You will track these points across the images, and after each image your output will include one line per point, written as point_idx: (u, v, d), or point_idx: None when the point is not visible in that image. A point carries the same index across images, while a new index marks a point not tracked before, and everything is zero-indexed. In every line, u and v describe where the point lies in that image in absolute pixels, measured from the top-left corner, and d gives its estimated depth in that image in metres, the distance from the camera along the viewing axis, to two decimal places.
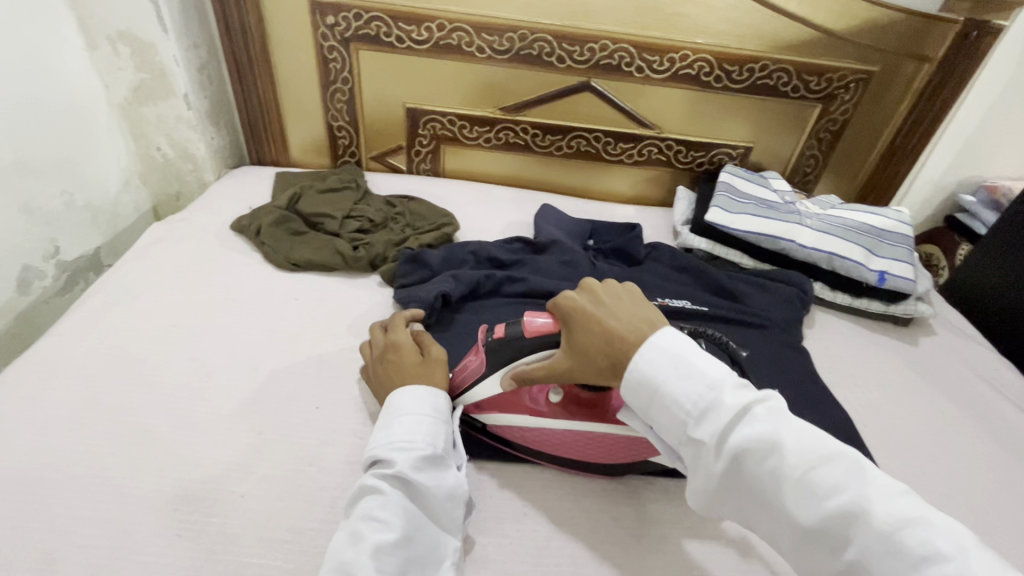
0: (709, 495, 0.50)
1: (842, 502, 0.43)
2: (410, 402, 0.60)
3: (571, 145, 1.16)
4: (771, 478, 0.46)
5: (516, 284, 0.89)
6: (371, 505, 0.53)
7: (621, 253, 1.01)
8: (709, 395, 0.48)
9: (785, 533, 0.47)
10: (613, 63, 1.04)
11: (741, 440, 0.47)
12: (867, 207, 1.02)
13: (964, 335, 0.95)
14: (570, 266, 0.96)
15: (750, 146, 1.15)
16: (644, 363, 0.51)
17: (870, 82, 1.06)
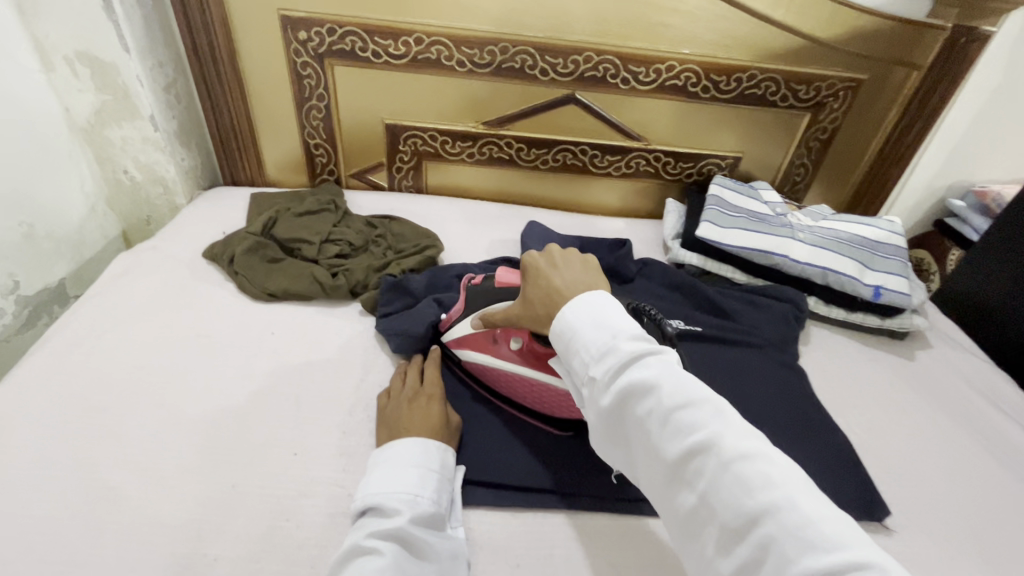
0: (601, 434, 0.51)
1: (703, 437, 0.43)
2: (409, 460, 0.60)
3: (556, 159, 1.13)
4: (645, 415, 0.46)
5: None
6: (369, 565, 0.50)
7: (611, 271, 0.98)
8: (610, 340, 0.50)
9: (655, 474, 0.46)
10: (598, 75, 1.01)
11: (626, 378, 0.47)
12: (859, 218, 1.00)
13: (960, 348, 0.93)
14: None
15: (739, 156, 1.13)
16: (568, 315, 0.54)
17: (859, 90, 1.04)
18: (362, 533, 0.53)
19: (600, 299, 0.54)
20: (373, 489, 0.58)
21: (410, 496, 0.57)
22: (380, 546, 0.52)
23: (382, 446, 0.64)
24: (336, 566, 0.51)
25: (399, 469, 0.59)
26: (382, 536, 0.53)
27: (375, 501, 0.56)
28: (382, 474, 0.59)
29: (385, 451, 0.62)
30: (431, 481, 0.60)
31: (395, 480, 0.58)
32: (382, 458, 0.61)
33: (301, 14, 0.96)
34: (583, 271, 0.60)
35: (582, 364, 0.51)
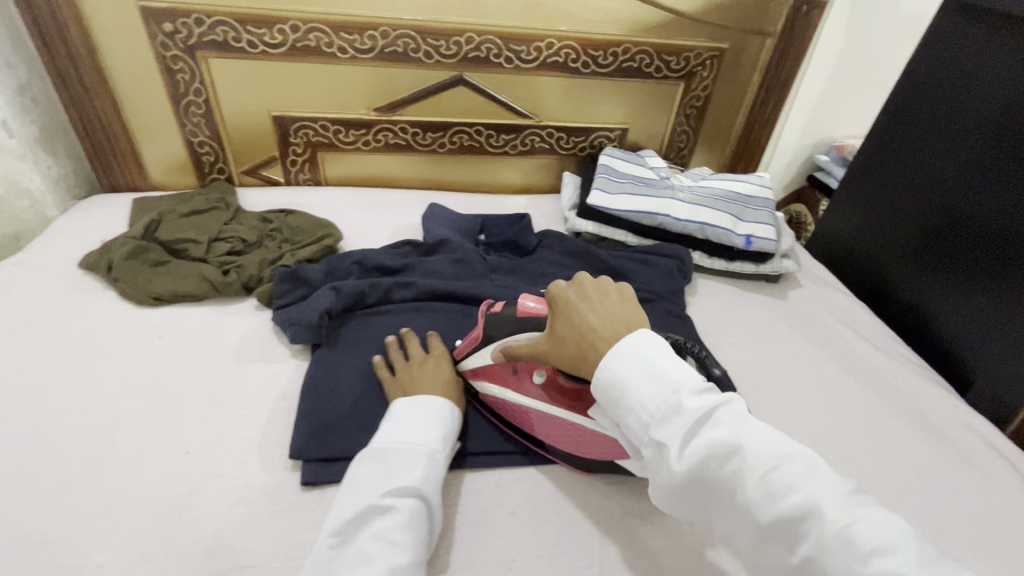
0: (671, 495, 0.50)
1: (799, 500, 0.44)
2: (420, 422, 0.62)
3: (453, 141, 1.15)
4: (734, 480, 0.46)
5: (406, 289, 0.87)
6: (384, 524, 0.53)
7: (512, 244, 1.01)
8: (673, 399, 0.49)
9: (746, 533, 0.47)
10: (481, 56, 1.04)
11: (703, 439, 0.47)
12: (732, 176, 1.09)
13: (825, 284, 1.04)
14: (461, 264, 0.95)
15: (626, 127, 1.19)
16: (618, 364, 0.53)
17: (723, 59, 1.13)
18: (375, 492, 0.56)
19: (651, 340, 0.55)
20: (385, 449, 0.59)
21: (421, 457, 0.59)
22: (395, 505, 0.54)
23: (394, 406, 0.66)
24: (348, 523, 0.54)
25: (410, 430, 0.61)
26: (397, 496, 0.55)
27: (389, 463, 0.58)
28: (394, 434, 0.61)
29: (398, 412, 0.64)
30: (441, 444, 0.62)
31: (408, 441, 0.60)
32: (394, 419, 0.63)
33: (163, 5, 0.92)
34: (621, 303, 0.60)
35: (643, 424, 0.51)
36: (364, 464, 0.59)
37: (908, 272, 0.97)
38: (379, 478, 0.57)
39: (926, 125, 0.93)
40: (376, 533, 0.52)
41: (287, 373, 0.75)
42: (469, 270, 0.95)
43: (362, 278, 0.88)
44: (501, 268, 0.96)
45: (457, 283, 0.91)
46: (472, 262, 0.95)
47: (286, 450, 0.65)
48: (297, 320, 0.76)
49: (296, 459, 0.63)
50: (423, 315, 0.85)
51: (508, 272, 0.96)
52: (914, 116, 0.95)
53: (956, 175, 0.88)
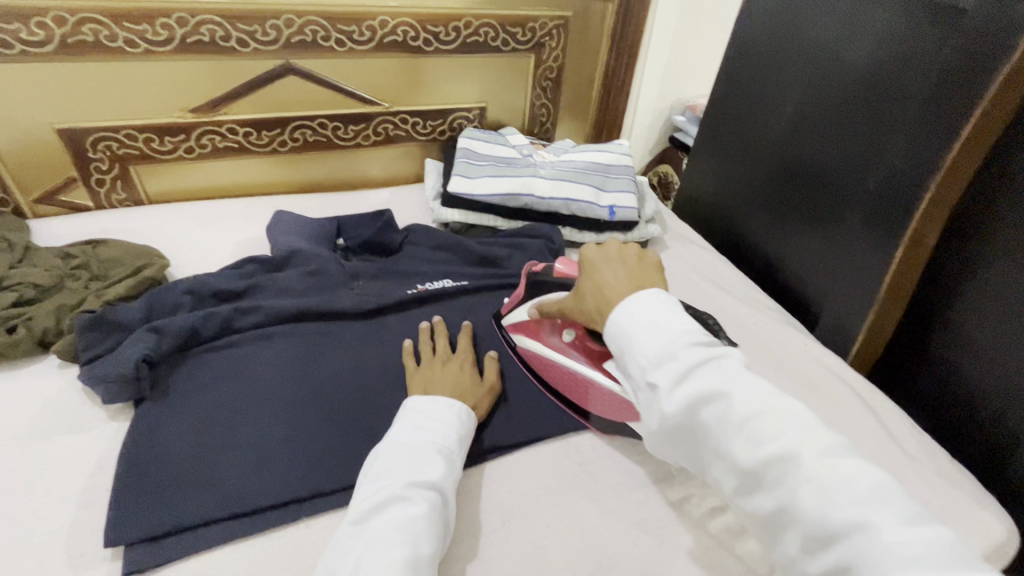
0: (659, 437, 0.49)
1: (783, 448, 0.41)
2: (439, 421, 0.61)
3: (295, 137, 1.03)
4: (718, 425, 0.44)
5: (250, 314, 0.77)
6: (404, 513, 0.51)
7: (374, 245, 0.93)
8: (668, 344, 0.48)
9: (727, 479, 0.45)
10: (307, 40, 0.93)
11: (692, 381, 0.46)
12: (594, 146, 1.08)
13: (690, 243, 1.08)
14: (316, 276, 0.86)
15: (484, 106, 1.14)
16: (621, 314, 0.52)
17: (569, 27, 1.10)
18: (395, 483, 0.54)
19: (660, 293, 0.52)
20: (403, 443, 0.58)
21: (438, 453, 0.58)
22: (415, 496, 0.53)
23: (410, 400, 0.64)
24: (365, 511, 0.52)
25: (425, 429, 0.60)
26: (417, 488, 0.54)
27: (406, 457, 0.56)
28: (412, 428, 0.60)
29: (414, 407, 0.63)
30: (457, 446, 0.61)
31: (428, 437, 0.59)
32: (410, 413, 0.62)
33: None
34: (638, 269, 0.57)
35: (638, 369, 0.49)
36: (384, 456, 0.57)
37: (758, 219, 1.01)
38: (399, 469, 0.55)
39: (763, 74, 0.96)
40: (395, 521, 0.50)
41: (104, 441, 0.63)
42: (326, 281, 0.85)
43: (194, 310, 0.76)
44: (364, 274, 0.88)
45: (312, 298, 0.82)
46: (329, 272, 0.86)
47: (101, 536, 0.55)
48: (108, 376, 0.64)
49: (114, 546, 0.53)
50: (272, 341, 0.75)
51: (372, 277, 0.88)
52: (753, 68, 0.98)
53: (789, 123, 0.92)
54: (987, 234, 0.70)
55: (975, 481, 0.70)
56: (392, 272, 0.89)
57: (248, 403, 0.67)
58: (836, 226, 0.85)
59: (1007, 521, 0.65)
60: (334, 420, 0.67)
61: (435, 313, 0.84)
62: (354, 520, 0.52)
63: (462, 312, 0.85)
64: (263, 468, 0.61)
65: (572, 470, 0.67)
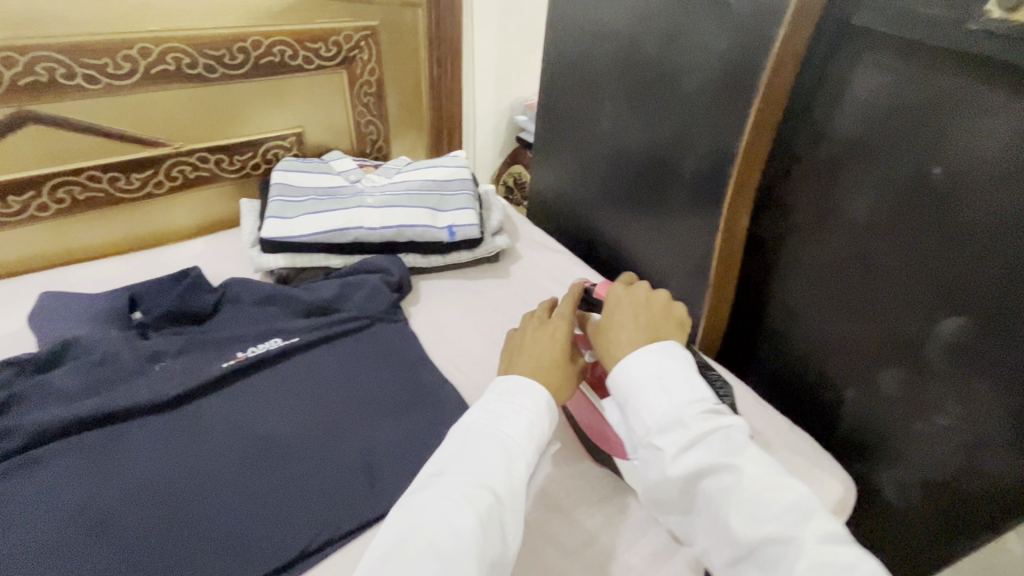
0: (655, 496, 0.51)
1: (780, 529, 0.44)
2: (519, 407, 0.54)
3: (59, 198, 0.84)
4: (722, 498, 0.46)
5: (6, 440, 0.62)
6: (451, 519, 0.45)
7: (180, 313, 0.80)
8: (678, 407, 0.50)
9: (721, 550, 0.47)
10: (43, 80, 0.76)
11: (700, 451, 0.48)
12: (426, 163, 1.02)
13: (542, 248, 1.06)
14: (102, 367, 0.71)
15: (300, 132, 1.02)
16: (635, 367, 0.54)
17: (379, 38, 1.02)
18: (458, 480, 0.47)
19: (675, 350, 0.54)
20: (477, 431, 0.52)
21: (507, 446, 0.51)
22: (471, 498, 0.46)
23: (498, 380, 0.58)
24: (410, 509, 0.47)
25: (505, 414, 0.53)
26: (476, 489, 0.47)
27: (472, 451, 0.50)
28: (487, 415, 0.53)
29: (497, 387, 0.57)
30: (535, 440, 0.53)
31: (499, 425, 0.52)
32: (492, 396, 0.56)
33: None
34: (657, 318, 0.60)
35: (644, 427, 0.51)
36: (454, 442, 0.52)
37: (604, 214, 1.01)
38: (464, 462, 0.49)
39: (578, 70, 0.95)
40: (437, 529, 0.44)
41: None
42: (116, 372, 0.70)
43: None
44: (166, 352, 0.74)
45: (92, 398, 0.67)
46: (120, 359, 0.72)
47: None
48: None
49: None
50: (40, 467, 0.60)
51: (176, 354, 0.74)
52: (569, 64, 0.97)
53: (607, 117, 0.92)
54: (785, 206, 0.74)
55: (812, 442, 0.74)
56: (204, 343, 0.76)
57: (5, 558, 0.53)
58: (667, 215, 0.86)
59: (842, 477, 0.70)
60: (127, 553, 0.55)
61: (260, 383, 0.72)
62: (394, 513, 0.47)
63: (294, 374, 0.74)
64: None
65: None
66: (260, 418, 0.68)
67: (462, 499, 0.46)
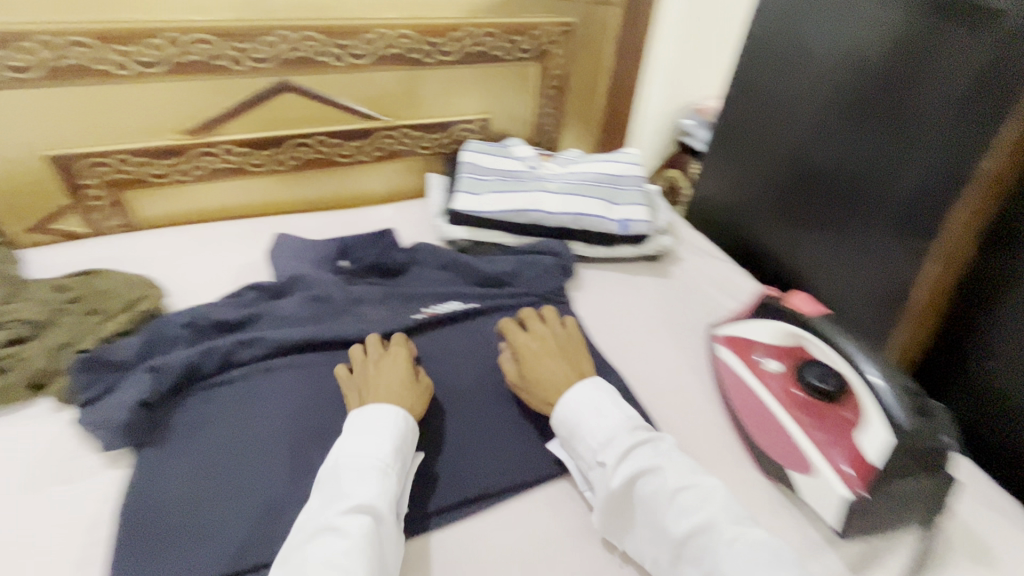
0: (603, 514, 0.59)
1: (704, 520, 0.54)
2: (374, 437, 0.58)
3: (294, 156, 0.99)
4: (654, 497, 0.56)
5: (251, 347, 0.73)
6: (336, 547, 0.50)
7: (379, 267, 0.90)
8: (613, 428, 0.61)
9: (659, 551, 0.55)
10: (304, 56, 0.90)
11: (634, 461, 0.58)
12: (602, 157, 1.05)
13: (704, 254, 1.04)
14: (320, 302, 0.82)
15: (488, 117, 1.10)
16: (573, 401, 0.64)
17: (573, 34, 1.07)
18: (332, 511, 0.52)
19: (596, 386, 0.66)
20: (342, 467, 0.56)
21: (374, 472, 0.55)
22: (352, 521, 0.51)
23: (355, 414, 0.62)
24: (294, 546, 0.51)
25: (362, 444, 0.58)
26: (352, 515, 0.52)
27: (336, 487, 0.54)
28: (338, 458, 0.57)
29: (350, 424, 0.61)
30: (401, 454, 0.59)
31: (360, 458, 0.56)
32: (349, 434, 0.59)
33: None
34: (569, 354, 0.72)
35: (588, 450, 0.61)
36: (318, 486, 0.56)
37: (775, 230, 0.97)
38: (335, 497, 0.54)
39: (779, 78, 0.92)
40: (320, 558, 0.49)
41: (104, 490, 0.61)
42: (330, 308, 0.82)
43: (194, 344, 0.73)
44: (368, 297, 0.84)
45: (312, 327, 0.79)
46: (333, 298, 0.83)
47: None
48: (105, 423, 0.62)
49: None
50: (276, 373, 0.72)
51: (375, 301, 0.85)
52: (765, 75, 0.95)
53: (804, 130, 0.89)
54: None
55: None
56: (398, 295, 0.85)
57: (254, 442, 0.64)
58: (858, 239, 0.82)
59: None
60: None
61: (444, 338, 0.80)
62: (278, 565, 0.50)
63: (473, 335, 0.81)
64: (270, 516, 0.58)
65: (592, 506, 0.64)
66: (444, 367, 0.76)
67: (341, 529, 0.51)
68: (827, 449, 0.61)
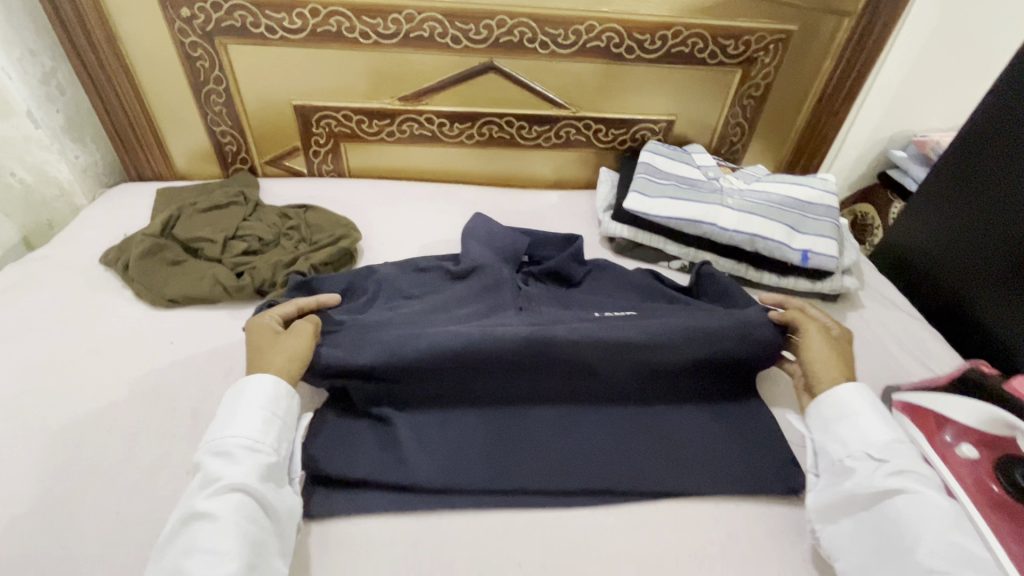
0: (841, 498, 0.58)
1: (961, 563, 0.50)
2: (248, 408, 0.59)
3: (482, 132, 1.07)
4: (917, 514, 0.54)
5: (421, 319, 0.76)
6: (205, 532, 0.50)
7: (555, 274, 0.87)
8: (892, 440, 0.60)
9: (885, 560, 0.53)
10: (515, 41, 0.95)
11: (906, 479, 0.56)
12: (791, 177, 0.97)
13: (892, 306, 0.92)
14: (491, 290, 0.80)
15: (673, 119, 1.08)
16: (857, 395, 0.64)
17: (789, 43, 0.99)
18: (201, 496, 0.52)
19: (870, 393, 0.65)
20: (211, 448, 0.56)
21: (247, 449, 0.56)
22: (220, 504, 0.52)
23: (234, 387, 0.62)
24: (168, 536, 0.51)
25: (235, 420, 0.58)
26: (219, 497, 0.52)
27: (212, 467, 0.55)
28: (211, 439, 0.57)
29: (228, 404, 0.60)
30: (274, 425, 0.59)
31: (226, 438, 0.56)
32: (222, 414, 0.59)
33: None
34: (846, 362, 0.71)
35: (855, 444, 0.61)
36: (198, 465, 0.56)
37: (1005, 302, 0.84)
38: (206, 480, 0.54)
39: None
40: (192, 544, 0.49)
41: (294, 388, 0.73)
42: (498, 299, 0.80)
43: (381, 306, 0.80)
44: (538, 299, 0.82)
45: (478, 314, 0.77)
46: (505, 289, 0.81)
47: None
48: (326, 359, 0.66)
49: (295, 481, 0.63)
50: (436, 336, 0.67)
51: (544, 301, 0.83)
52: None
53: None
54: None
55: None
56: (566, 301, 0.83)
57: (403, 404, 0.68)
58: None
59: None
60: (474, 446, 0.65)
61: None
62: (154, 558, 0.50)
63: (647, 351, 0.69)
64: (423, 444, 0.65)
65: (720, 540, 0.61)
66: (604, 373, 0.69)
67: (211, 512, 0.51)
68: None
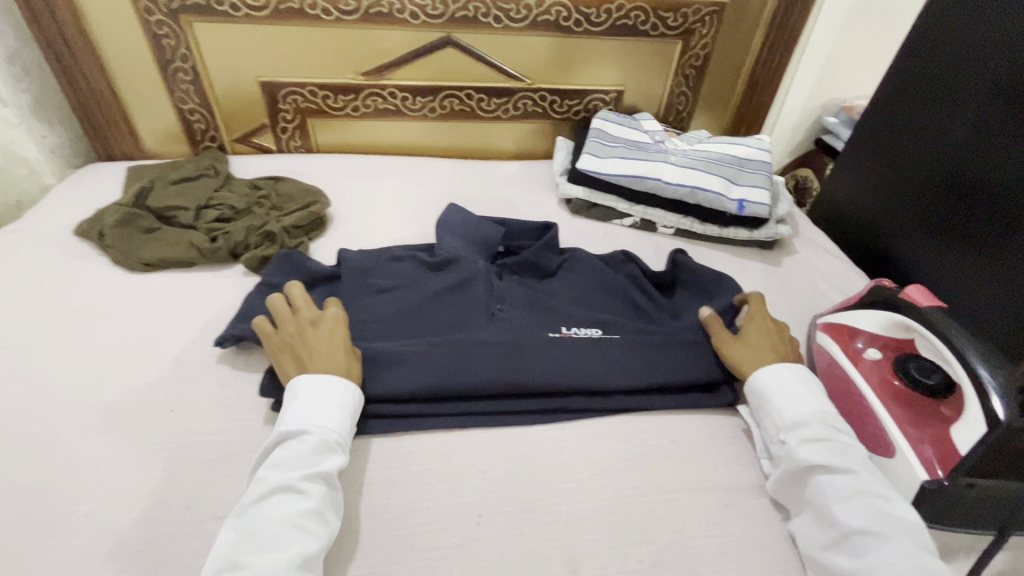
0: (779, 481, 0.61)
1: (876, 526, 0.53)
2: (331, 400, 0.60)
3: (444, 105, 1.12)
4: (835, 486, 0.56)
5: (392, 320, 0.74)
6: (297, 509, 0.51)
7: (530, 266, 0.83)
8: (809, 415, 0.62)
9: (815, 532, 0.56)
10: (470, 15, 1.01)
11: (814, 452, 0.59)
12: (730, 138, 1.05)
13: (823, 251, 1.01)
14: (461, 289, 0.78)
15: (622, 90, 1.15)
16: (770, 377, 0.66)
17: (724, 14, 1.08)
18: (292, 471, 0.54)
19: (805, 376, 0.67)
20: (298, 429, 0.57)
21: (335, 443, 0.57)
22: (312, 488, 0.53)
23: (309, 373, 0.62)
24: (249, 504, 0.52)
25: (318, 409, 0.59)
26: (309, 480, 0.54)
27: (292, 449, 0.56)
28: (298, 420, 0.58)
29: (300, 388, 0.61)
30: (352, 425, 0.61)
31: (309, 425, 0.57)
32: (299, 396, 0.60)
33: None
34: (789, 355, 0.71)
35: (776, 426, 0.63)
36: (279, 441, 0.57)
37: (919, 239, 0.94)
38: (292, 458, 0.55)
39: (986, 70, 0.82)
40: (280, 517, 0.51)
41: None
42: (467, 300, 0.76)
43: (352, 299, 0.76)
44: (512, 300, 0.78)
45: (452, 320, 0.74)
46: (474, 292, 0.77)
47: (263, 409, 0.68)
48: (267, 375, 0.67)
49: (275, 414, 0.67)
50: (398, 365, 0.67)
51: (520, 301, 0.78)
52: (931, 82, 0.91)
53: (954, 143, 0.88)
54: None
55: None
56: (541, 302, 0.78)
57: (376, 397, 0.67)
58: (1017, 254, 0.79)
59: None
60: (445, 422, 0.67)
61: None
62: (236, 515, 0.52)
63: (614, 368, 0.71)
64: None
65: (664, 444, 0.68)
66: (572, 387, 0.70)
67: (303, 491, 0.53)
68: (915, 438, 0.62)
